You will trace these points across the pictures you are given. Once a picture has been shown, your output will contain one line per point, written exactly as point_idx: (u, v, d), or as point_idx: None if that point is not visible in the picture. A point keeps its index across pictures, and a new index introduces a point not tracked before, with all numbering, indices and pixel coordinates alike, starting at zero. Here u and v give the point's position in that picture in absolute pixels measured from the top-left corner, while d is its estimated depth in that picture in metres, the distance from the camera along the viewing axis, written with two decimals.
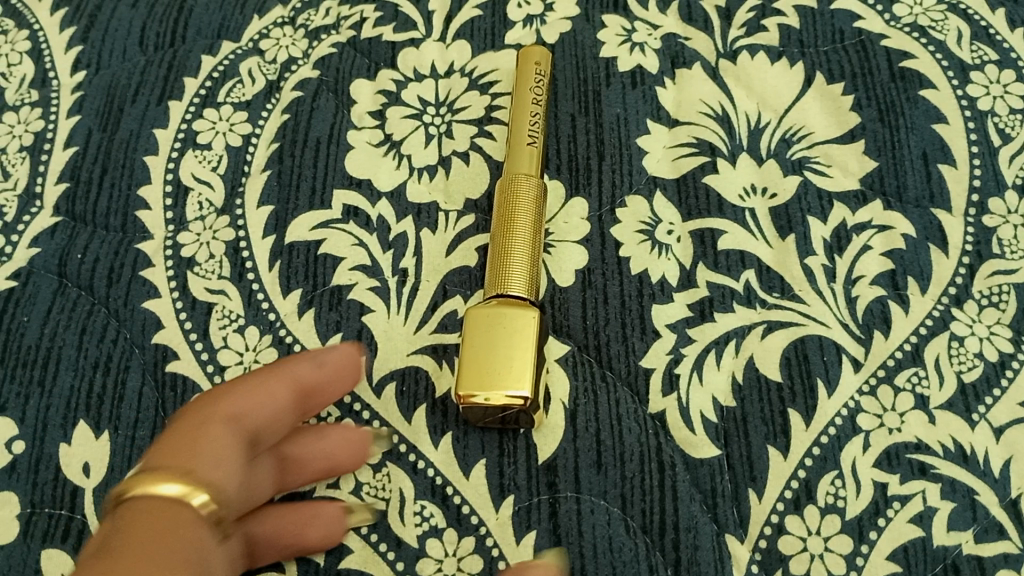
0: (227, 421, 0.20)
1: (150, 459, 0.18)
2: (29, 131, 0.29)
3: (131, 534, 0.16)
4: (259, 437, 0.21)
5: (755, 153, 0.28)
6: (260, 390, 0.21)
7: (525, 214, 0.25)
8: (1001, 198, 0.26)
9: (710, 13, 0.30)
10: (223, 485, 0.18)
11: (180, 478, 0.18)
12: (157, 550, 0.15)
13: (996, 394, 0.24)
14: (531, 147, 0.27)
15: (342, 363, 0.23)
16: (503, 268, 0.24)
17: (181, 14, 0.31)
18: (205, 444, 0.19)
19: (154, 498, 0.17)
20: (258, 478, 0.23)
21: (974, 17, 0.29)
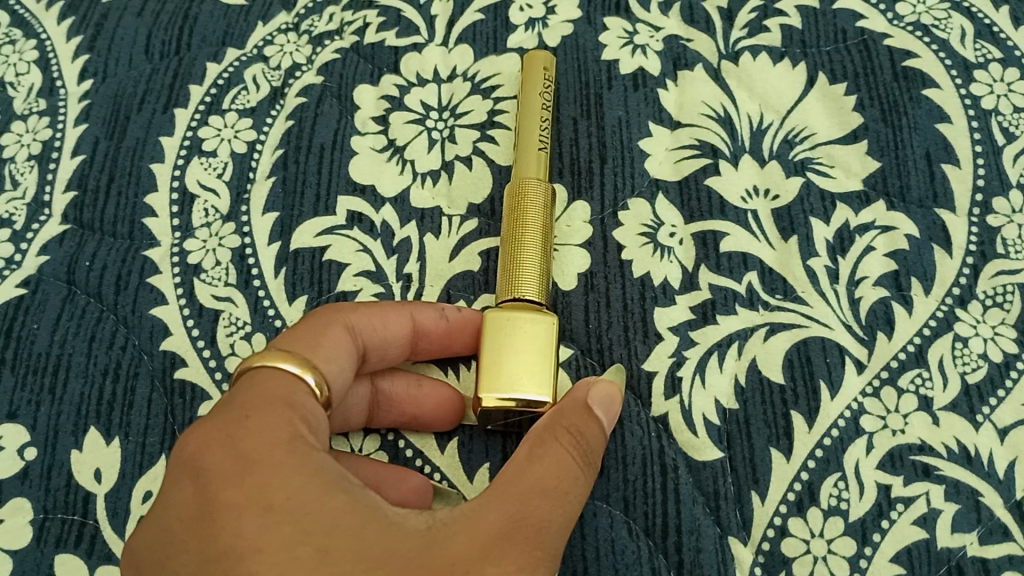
0: (346, 332, 0.23)
1: (282, 342, 0.22)
2: (37, 139, 0.29)
3: (249, 393, 0.20)
4: (367, 354, 0.24)
5: (757, 155, 0.28)
6: (381, 315, 0.24)
7: (538, 218, 0.25)
8: (1006, 197, 0.26)
9: (712, 15, 0.30)
10: (333, 380, 0.22)
11: (298, 360, 0.21)
12: (268, 405, 0.20)
13: (1000, 395, 0.24)
14: (540, 153, 0.27)
15: (462, 319, 0.25)
16: (515, 273, 0.24)
17: (185, 22, 0.31)
18: (324, 343, 0.22)
19: (273, 372, 0.21)
20: (355, 401, 0.25)
21: (978, 15, 0.29)
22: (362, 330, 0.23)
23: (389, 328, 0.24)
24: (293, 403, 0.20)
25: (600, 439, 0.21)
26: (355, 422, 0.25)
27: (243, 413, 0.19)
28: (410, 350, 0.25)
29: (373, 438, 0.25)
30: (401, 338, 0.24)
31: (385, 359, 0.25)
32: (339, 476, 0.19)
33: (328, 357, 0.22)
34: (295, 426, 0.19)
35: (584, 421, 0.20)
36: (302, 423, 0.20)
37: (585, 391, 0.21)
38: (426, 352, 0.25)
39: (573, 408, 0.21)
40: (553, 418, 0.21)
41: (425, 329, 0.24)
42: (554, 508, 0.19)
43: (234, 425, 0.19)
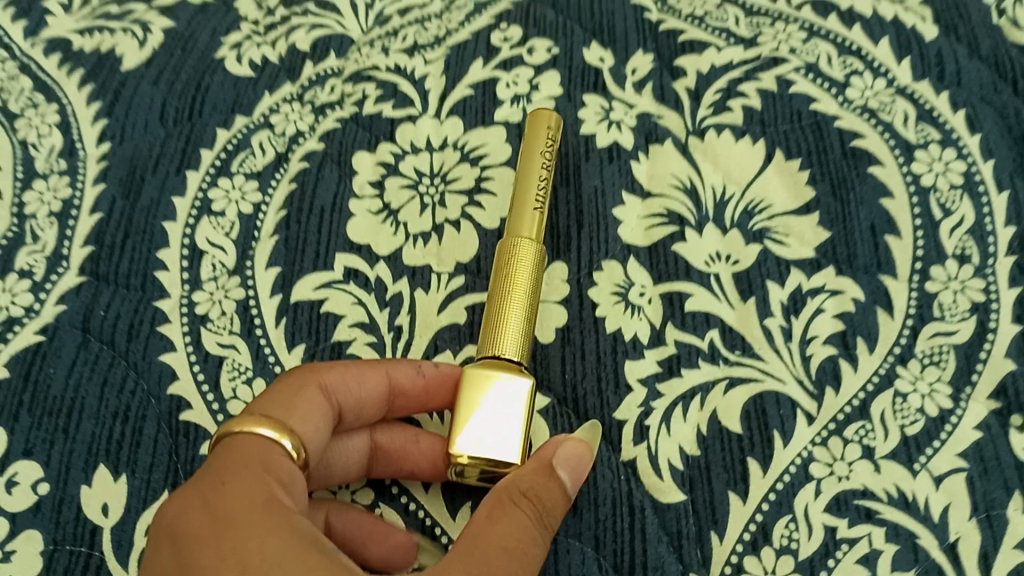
0: (321, 393, 0.25)
1: (262, 405, 0.24)
2: (58, 198, 0.32)
3: (227, 459, 0.22)
4: (347, 410, 0.26)
5: (720, 223, 0.30)
6: (356, 375, 0.26)
7: (525, 279, 0.27)
8: (942, 266, 0.29)
9: (681, 95, 0.33)
10: (305, 441, 0.24)
11: (274, 425, 0.23)
12: (247, 469, 0.22)
13: (936, 445, 0.26)
14: (536, 213, 0.29)
15: (438, 376, 0.27)
16: (499, 330, 0.27)
17: (198, 91, 0.34)
18: (298, 407, 0.25)
19: (250, 436, 0.23)
20: (346, 455, 0.27)
21: (920, 100, 0.32)
22: (337, 391, 0.26)
23: (366, 388, 0.26)
24: (269, 468, 0.22)
25: (557, 495, 0.23)
26: (353, 473, 0.27)
27: (222, 480, 0.22)
28: (390, 405, 0.27)
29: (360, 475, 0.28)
30: (379, 394, 0.27)
31: (364, 415, 0.27)
32: (310, 533, 0.21)
33: (301, 419, 0.24)
34: (272, 487, 0.22)
35: (543, 482, 0.23)
36: (274, 486, 0.22)
37: (553, 449, 0.24)
38: (408, 407, 0.27)
39: (538, 467, 0.23)
40: (517, 477, 0.23)
41: (401, 386, 0.27)
42: (517, 557, 0.21)
43: (212, 490, 0.21)
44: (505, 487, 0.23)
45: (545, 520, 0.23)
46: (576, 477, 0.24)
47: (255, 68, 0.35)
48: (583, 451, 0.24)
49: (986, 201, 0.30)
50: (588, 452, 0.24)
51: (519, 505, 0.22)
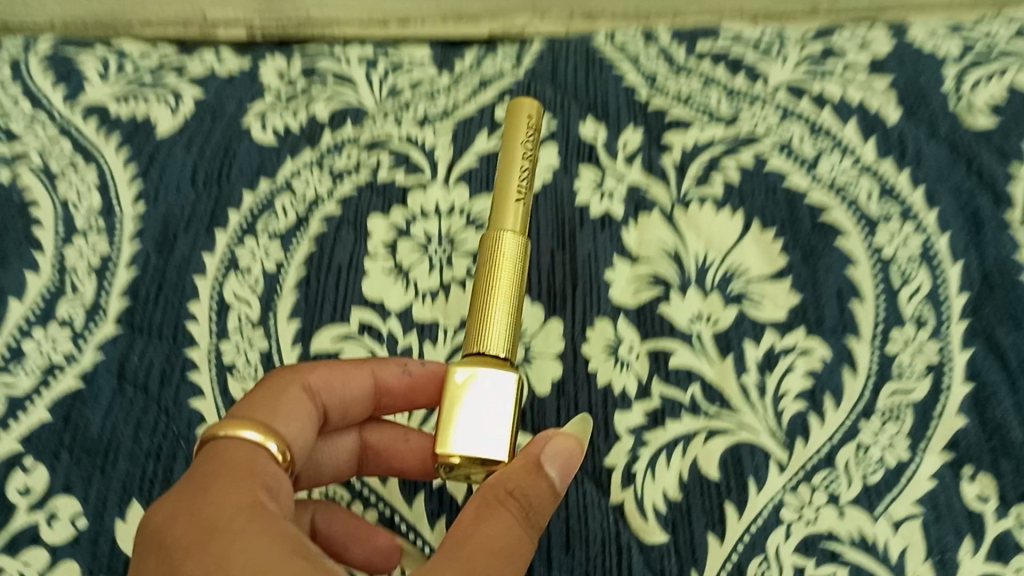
0: (306, 393, 0.28)
1: (251, 404, 0.27)
2: (96, 253, 0.34)
3: (214, 466, 0.24)
4: (335, 407, 0.29)
5: (702, 287, 0.33)
6: (340, 375, 0.29)
7: (508, 278, 0.28)
8: (901, 329, 0.32)
9: (668, 169, 0.37)
10: (291, 438, 0.27)
11: (260, 428, 0.26)
12: (232, 476, 0.24)
13: (894, 494, 0.29)
14: (518, 204, 0.29)
15: (422, 375, 0.30)
16: (483, 326, 0.27)
17: (226, 157, 0.37)
18: (285, 404, 0.27)
19: (238, 440, 0.25)
20: (337, 448, 0.31)
21: (883, 178, 0.36)
22: (321, 389, 0.29)
23: (350, 386, 0.29)
24: (254, 473, 0.24)
25: (544, 492, 0.25)
26: (345, 467, 0.31)
27: (208, 488, 0.23)
28: (377, 402, 0.30)
29: (372, 512, 0.31)
30: (364, 394, 0.30)
31: (351, 412, 0.30)
32: (289, 534, 0.23)
33: (285, 420, 0.27)
34: (256, 492, 0.24)
35: (529, 482, 0.24)
36: (258, 491, 0.24)
37: (541, 446, 0.25)
38: (393, 404, 0.30)
39: (524, 465, 0.25)
40: (504, 476, 0.24)
41: (385, 386, 0.30)
42: (508, 558, 0.23)
43: (199, 498, 0.23)
44: (492, 485, 0.24)
45: (531, 515, 0.24)
46: (563, 472, 0.25)
47: (278, 136, 0.38)
48: (569, 446, 0.26)
49: (942, 271, 0.33)
50: (575, 447, 0.26)
51: (505, 503, 0.24)
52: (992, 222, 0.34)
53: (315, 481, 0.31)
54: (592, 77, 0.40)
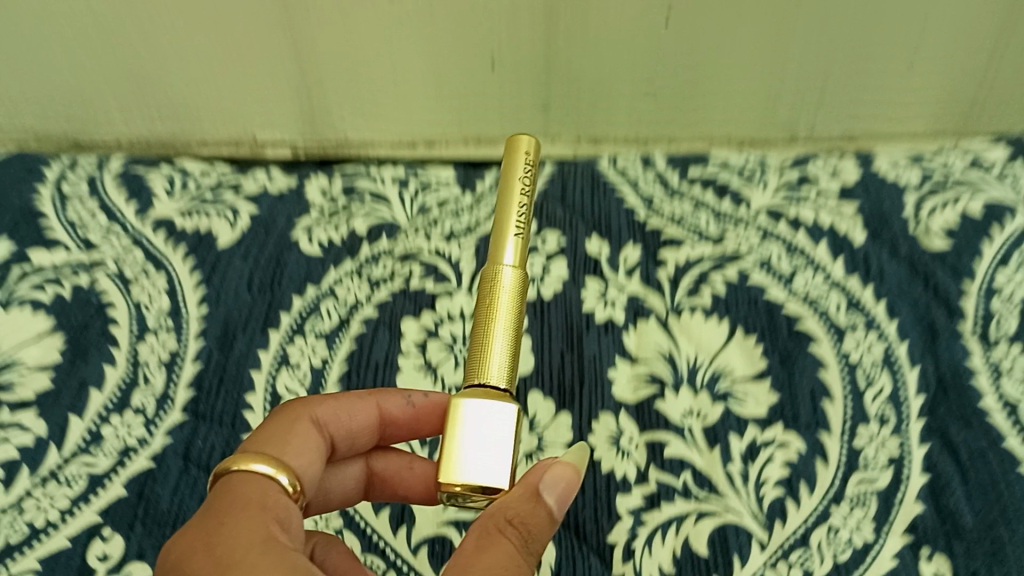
0: (315, 426, 0.32)
1: (260, 442, 0.30)
2: (166, 349, 0.39)
3: (224, 504, 0.26)
4: (342, 438, 0.33)
5: (693, 385, 0.38)
6: (345, 409, 0.33)
7: (508, 310, 0.28)
8: (866, 425, 0.37)
9: (663, 281, 0.42)
10: (303, 469, 0.30)
11: (270, 465, 0.28)
12: (245, 509, 0.25)
13: (861, 571, 0.33)
14: (517, 236, 0.29)
15: (423, 406, 0.34)
16: (482, 361, 0.27)
17: (278, 266, 0.43)
18: (295, 437, 0.30)
19: (247, 478, 0.27)
20: (345, 476, 0.35)
21: (849, 292, 0.41)
22: (327, 422, 0.32)
23: (356, 416, 0.33)
24: (264, 507, 0.26)
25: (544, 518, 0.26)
26: (352, 493, 0.35)
27: (218, 522, 0.25)
28: (381, 431, 0.34)
29: None
30: (369, 426, 0.34)
31: (355, 446, 0.34)
32: (300, 561, 0.24)
33: (294, 452, 0.30)
34: (269, 524, 0.25)
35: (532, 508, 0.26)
36: (269, 525, 0.25)
37: (540, 475, 0.27)
38: (395, 434, 0.35)
39: (524, 493, 0.26)
40: (507, 503, 0.25)
41: (388, 417, 0.34)
42: None
43: (211, 533, 0.24)
44: (493, 512, 0.25)
45: (532, 544, 0.25)
46: (560, 500, 0.27)
47: (322, 248, 0.44)
48: (567, 473, 0.27)
49: (901, 374, 0.38)
50: (572, 476, 0.27)
51: (506, 532, 0.25)
52: (946, 332, 0.39)
53: (325, 507, 0.34)
54: (597, 200, 0.46)
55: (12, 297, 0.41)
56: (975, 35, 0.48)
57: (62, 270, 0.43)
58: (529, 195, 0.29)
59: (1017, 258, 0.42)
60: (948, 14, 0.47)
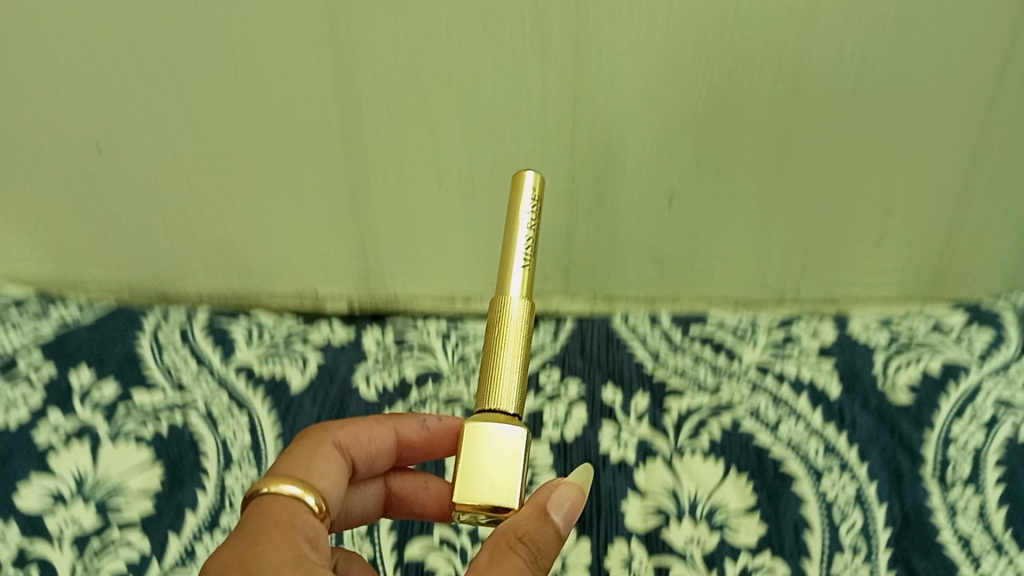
0: (337, 449, 0.36)
1: (291, 467, 0.34)
2: (248, 479, 0.47)
3: (261, 522, 0.30)
4: (363, 459, 0.37)
5: (693, 517, 0.45)
6: (365, 434, 0.37)
7: (516, 339, 0.30)
8: (842, 554, 0.43)
9: (668, 426, 0.50)
10: (330, 489, 0.34)
11: (300, 486, 0.32)
12: (278, 530, 0.30)
13: None
14: (523, 268, 0.31)
15: (435, 432, 0.39)
16: (494, 387, 0.29)
17: (340, 408, 0.51)
18: (318, 459, 0.35)
19: (282, 498, 0.32)
20: (364, 496, 0.40)
21: (827, 438, 0.48)
22: (348, 445, 0.37)
23: (373, 439, 0.38)
24: (295, 525, 0.30)
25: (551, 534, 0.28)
26: (371, 508, 0.41)
27: (255, 542, 0.29)
28: (398, 453, 0.39)
29: None
30: (386, 451, 0.39)
31: (375, 466, 0.38)
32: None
33: (320, 475, 0.34)
34: (299, 544, 0.30)
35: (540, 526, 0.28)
36: (299, 544, 0.30)
37: (546, 496, 0.29)
38: (411, 457, 0.40)
39: (534, 513, 0.28)
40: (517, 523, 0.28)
41: (405, 444, 0.39)
42: None
43: (248, 553, 0.29)
44: (505, 531, 0.28)
45: (542, 558, 0.28)
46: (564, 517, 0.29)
47: (378, 392, 0.52)
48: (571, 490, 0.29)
49: (871, 511, 0.45)
50: (573, 496, 0.29)
51: (517, 550, 0.27)
52: (910, 474, 0.46)
53: (347, 523, 0.40)
54: (611, 354, 0.55)
55: (119, 431, 0.50)
56: (930, 211, 0.58)
57: (159, 409, 0.51)
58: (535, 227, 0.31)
59: (970, 411, 0.49)
60: (892, 198, 0.58)
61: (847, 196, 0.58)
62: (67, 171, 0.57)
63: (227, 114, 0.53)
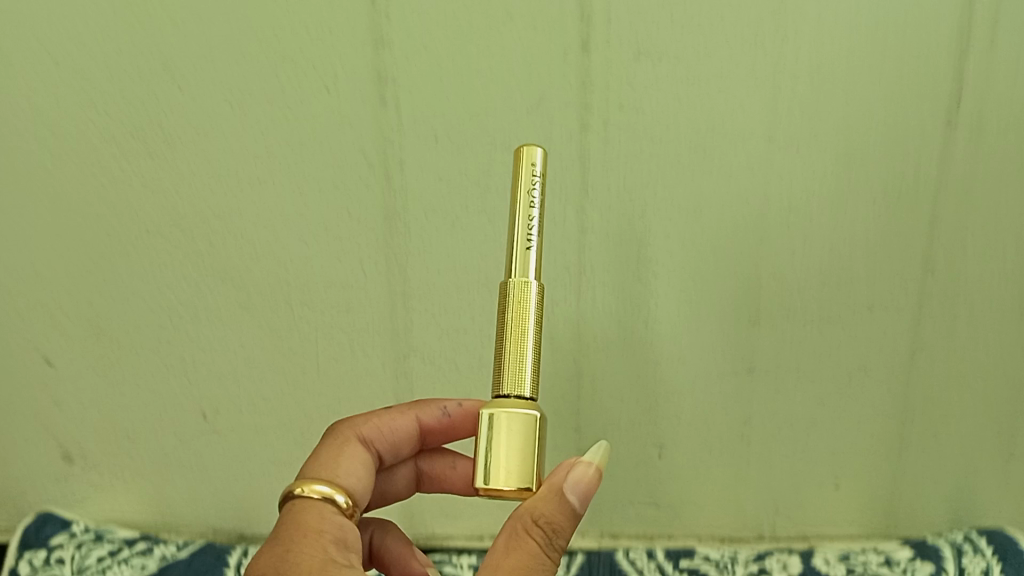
0: (365, 440, 0.52)
1: (324, 469, 0.48)
2: None
3: (295, 525, 0.43)
4: (388, 447, 0.53)
5: None
6: (387, 427, 0.53)
7: (531, 313, 0.40)
8: None
9: None
10: (356, 481, 0.49)
11: (326, 488, 0.46)
12: (308, 535, 0.42)
13: None
14: (528, 249, 0.41)
15: (450, 416, 0.55)
16: (520, 356, 0.39)
17: None
18: (345, 453, 0.50)
19: (312, 507, 0.44)
20: (398, 477, 0.57)
21: None
22: (373, 438, 0.52)
23: (397, 429, 0.53)
24: (320, 531, 0.43)
25: (566, 512, 0.39)
26: (405, 487, 0.58)
27: (291, 542, 0.41)
28: (420, 438, 0.55)
29: None
30: (409, 441, 0.54)
31: (400, 452, 0.54)
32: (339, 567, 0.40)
33: (346, 472, 0.49)
34: (325, 545, 0.42)
35: (555, 509, 0.39)
36: (323, 544, 0.42)
37: (562, 481, 0.39)
38: (431, 440, 0.56)
39: (551, 497, 0.39)
40: (539, 508, 0.39)
41: (425, 427, 0.55)
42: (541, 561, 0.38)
43: (285, 552, 0.41)
44: (526, 512, 0.39)
45: (555, 533, 0.39)
46: (577, 498, 0.39)
47: None
48: (586, 475, 0.40)
49: None
50: (586, 481, 0.40)
51: (535, 529, 0.38)
52: None
53: (388, 499, 0.58)
54: None
55: None
56: (873, 458, 0.71)
57: None
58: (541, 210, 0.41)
59: None
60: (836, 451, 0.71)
61: (804, 445, 0.71)
62: (183, 427, 0.73)
63: (314, 381, 0.70)
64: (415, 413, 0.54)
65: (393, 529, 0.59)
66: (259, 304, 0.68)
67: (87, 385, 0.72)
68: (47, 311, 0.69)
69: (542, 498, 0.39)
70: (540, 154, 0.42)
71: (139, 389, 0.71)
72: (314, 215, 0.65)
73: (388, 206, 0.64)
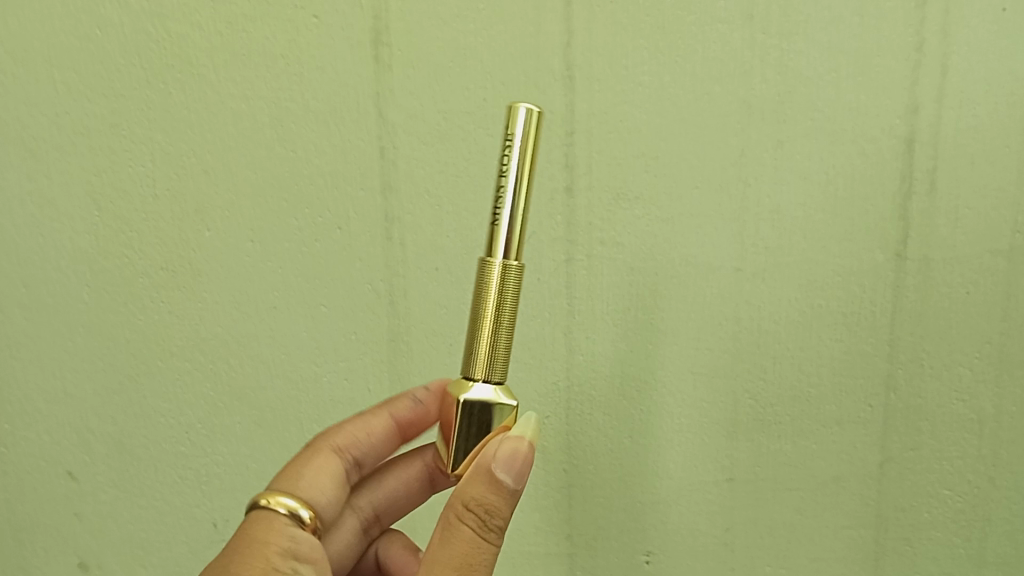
0: (339, 447, 0.58)
1: (286, 482, 0.54)
2: None
3: (246, 533, 0.47)
4: (365, 450, 0.59)
5: None
6: (361, 431, 0.59)
7: (504, 292, 0.47)
8: None
9: None
10: (323, 493, 0.55)
11: (288, 501, 0.50)
12: (252, 546, 0.46)
13: None
14: (499, 230, 0.47)
15: (420, 407, 0.60)
16: (493, 336, 0.47)
17: None
18: (317, 460, 0.56)
19: (265, 517, 0.49)
20: (387, 484, 0.63)
21: None
22: (347, 445, 0.58)
23: (371, 430, 0.59)
24: (267, 542, 0.46)
25: (495, 487, 0.44)
26: (398, 493, 0.64)
27: (237, 553, 0.46)
28: (399, 435, 0.60)
29: None
30: (387, 443, 0.60)
31: (379, 452, 0.60)
32: None
33: (304, 484, 0.54)
34: (268, 555, 0.45)
35: (484, 490, 0.44)
36: (267, 554, 0.46)
37: (489, 461, 0.44)
38: (412, 435, 0.61)
39: (480, 479, 0.44)
40: (471, 493, 0.45)
41: (401, 423, 0.60)
42: (480, 542, 0.45)
43: (229, 563, 0.45)
44: (462, 498, 0.45)
45: (487, 511, 0.44)
46: (505, 473, 0.44)
47: None
48: (516, 456, 0.44)
49: None
50: (514, 456, 0.44)
51: (470, 513, 0.45)
52: None
53: (387, 504, 0.64)
54: None
55: None
56: (853, 566, 0.72)
57: None
58: (519, 191, 0.47)
59: None
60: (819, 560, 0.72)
61: (783, 551, 0.72)
62: (188, 541, 0.75)
63: None
64: (389, 410, 0.59)
65: (397, 541, 0.67)
66: (270, 421, 0.72)
67: (93, 502, 0.75)
68: (71, 430, 0.73)
69: (475, 485, 0.45)
70: (533, 122, 0.47)
71: (145, 505, 0.74)
72: (324, 339, 0.71)
73: (393, 332, 0.70)
